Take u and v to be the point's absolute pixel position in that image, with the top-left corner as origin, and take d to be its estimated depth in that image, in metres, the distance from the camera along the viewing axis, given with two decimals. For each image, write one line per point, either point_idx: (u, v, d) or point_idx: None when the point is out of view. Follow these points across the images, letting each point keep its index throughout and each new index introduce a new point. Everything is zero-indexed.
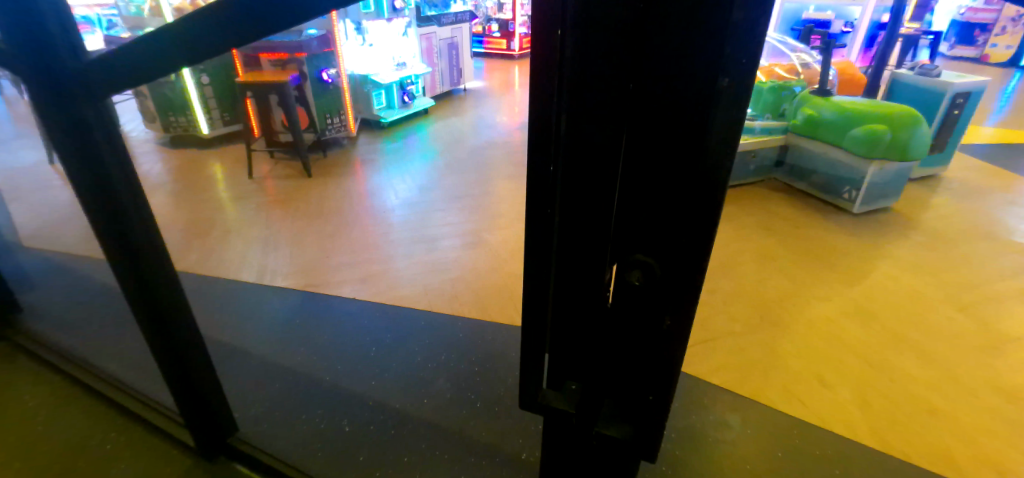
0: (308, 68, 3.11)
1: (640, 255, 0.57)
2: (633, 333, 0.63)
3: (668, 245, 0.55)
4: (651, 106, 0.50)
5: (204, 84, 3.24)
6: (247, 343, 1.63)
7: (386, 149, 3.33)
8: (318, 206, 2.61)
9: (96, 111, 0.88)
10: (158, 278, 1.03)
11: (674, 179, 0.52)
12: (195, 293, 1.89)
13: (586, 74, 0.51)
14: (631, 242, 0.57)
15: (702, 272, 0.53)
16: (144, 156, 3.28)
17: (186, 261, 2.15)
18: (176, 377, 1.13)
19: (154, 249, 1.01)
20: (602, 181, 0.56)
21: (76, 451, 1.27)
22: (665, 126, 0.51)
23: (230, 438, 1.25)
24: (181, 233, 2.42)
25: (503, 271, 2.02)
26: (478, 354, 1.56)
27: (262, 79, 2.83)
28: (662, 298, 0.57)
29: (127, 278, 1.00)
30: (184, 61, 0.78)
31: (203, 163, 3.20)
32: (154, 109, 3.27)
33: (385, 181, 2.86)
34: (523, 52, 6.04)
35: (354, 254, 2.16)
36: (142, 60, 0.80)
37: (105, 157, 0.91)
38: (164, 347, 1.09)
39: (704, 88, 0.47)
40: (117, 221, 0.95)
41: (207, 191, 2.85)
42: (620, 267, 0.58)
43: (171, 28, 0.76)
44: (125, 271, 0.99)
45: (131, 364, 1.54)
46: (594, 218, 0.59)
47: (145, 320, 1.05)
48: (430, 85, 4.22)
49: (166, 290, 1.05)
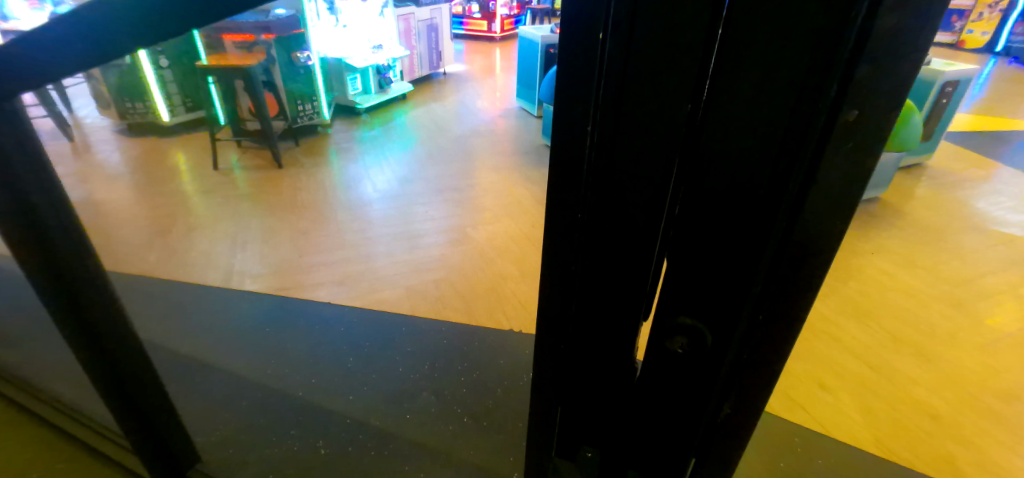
0: (276, 51, 2.90)
1: (682, 317, 0.53)
2: (677, 402, 0.58)
3: (713, 306, 0.51)
4: (713, 145, 0.45)
5: (163, 69, 3.01)
6: (210, 355, 1.50)
7: (362, 137, 3.17)
8: (290, 199, 2.46)
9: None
10: (91, 297, 0.89)
11: (731, 243, 0.48)
12: (137, 314, 1.68)
13: (623, 114, 0.47)
14: (675, 304, 0.53)
15: (761, 339, 0.48)
16: (99, 145, 3.06)
17: (146, 263, 1.99)
18: (122, 408, 1.00)
19: (85, 266, 0.88)
20: (641, 234, 0.53)
21: None
22: (730, 191, 0.46)
23: (192, 470, 1.14)
24: (140, 230, 2.25)
25: (490, 270, 1.92)
26: (465, 362, 1.47)
27: (227, 63, 2.63)
28: (704, 369, 0.54)
29: (52, 298, 0.86)
30: (102, 53, 0.65)
31: (164, 152, 2.99)
32: (108, 94, 3.04)
33: (362, 172, 2.72)
34: (504, 34, 5.84)
35: (330, 252, 2.03)
36: (53, 49, 0.66)
37: (14, 163, 0.77)
38: (106, 374, 0.96)
39: (792, 116, 0.41)
40: (38, 239, 0.82)
41: (168, 183, 2.66)
42: (662, 332, 0.54)
43: (82, 10, 0.62)
44: (49, 290, 0.86)
45: (79, 382, 1.40)
46: (628, 271, 0.56)
47: (77, 345, 0.92)
48: (409, 69, 4.03)
49: (100, 313, 0.91)
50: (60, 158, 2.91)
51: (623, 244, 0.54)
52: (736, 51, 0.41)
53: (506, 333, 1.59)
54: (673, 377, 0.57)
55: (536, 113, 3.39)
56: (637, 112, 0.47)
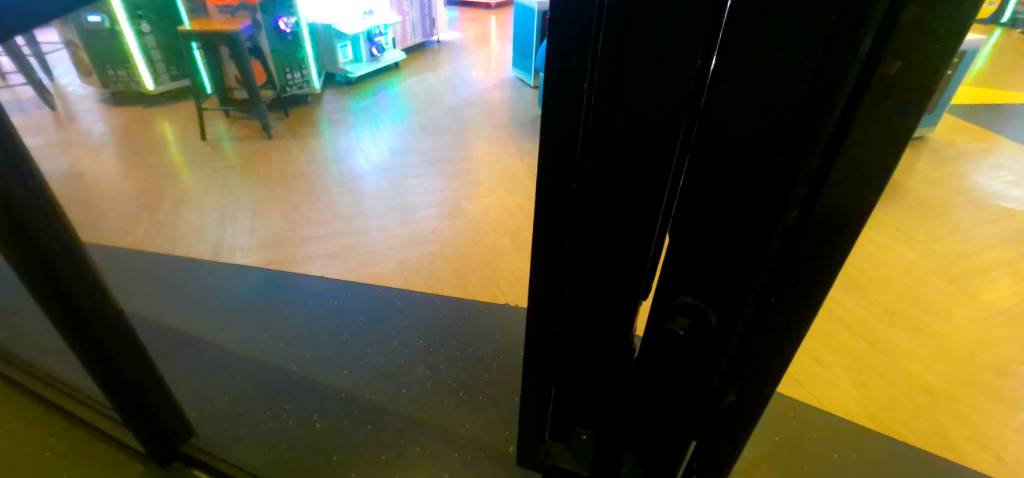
0: (262, 15, 2.80)
1: (684, 296, 0.52)
2: (681, 381, 0.58)
3: (716, 286, 0.51)
4: (724, 115, 0.43)
5: (144, 34, 2.88)
6: (200, 329, 1.49)
7: (354, 107, 3.09)
8: (280, 172, 2.40)
9: None
10: (68, 271, 0.86)
11: (738, 219, 0.47)
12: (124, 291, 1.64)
13: (622, 81, 0.44)
14: (676, 282, 0.52)
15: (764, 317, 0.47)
16: (82, 115, 2.97)
17: (134, 236, 1.96)
18: (110, 383, 0.98)
19: (58, 239, 0.84)
20: (642, 210, 0.51)
21: (7, 461, 1.13)
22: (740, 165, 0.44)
23: (184, 446, 1.13)
24: (127, 203, 2.20)
25: (485, 245, 1.89)
26: (460, 337, 1.46)
27: (211, 28, 2.52)
28: (705, 348, 0.53)
29: (27, 271, 0.83)
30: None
31: (150, 122, 2.91)
32: (89, 61, 2.93)
33: (354, 144, 2.65)
34: (500, 1, 5.65)
35: (322, 225, 2.00)
36: None
37: None
38: (89, 349, 0.94)
39: (809, 75, 0.38)
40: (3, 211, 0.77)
41: (155, 155, 2.59)
42: (663, 313, 0.53)
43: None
44: (20, 262, 0.82)
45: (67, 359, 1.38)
46: (627, 249, 0.54)
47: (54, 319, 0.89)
48: (401, 36, 3.90)
49: (76, 287, 0.87)
50: (43, 128, 2.83)
51: (628, 217, 0.52)
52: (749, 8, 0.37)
53: (501, 307, 1.58)
54: (677, 354, 0.57)
55: (532, 83, 3.31)
56: (640, 75, 0.44)
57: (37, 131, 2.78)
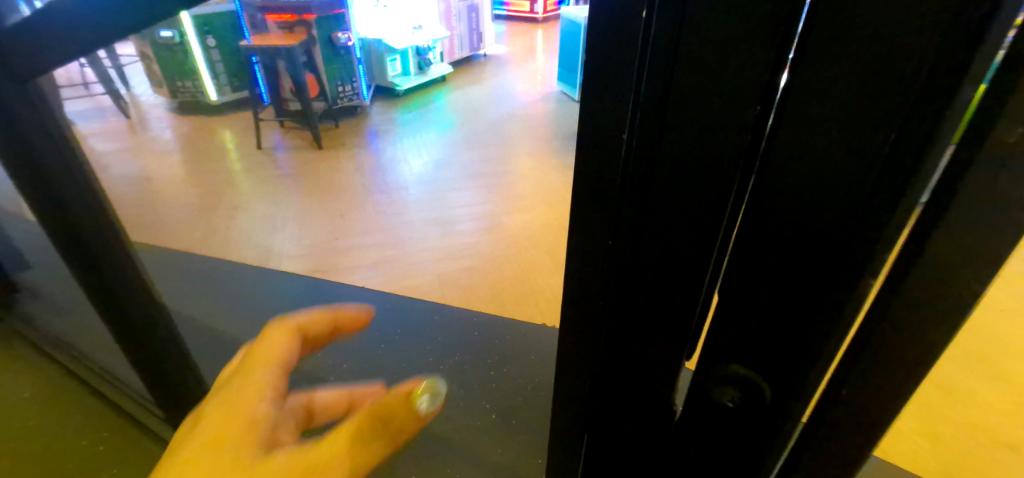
0: (317, 31, 2.91)
1: (734, 367, 0.41)
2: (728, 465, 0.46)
3: (778, 360, 0.38)
4: (794, 141, 0.31)
5: (210, 48, 3.08)
6: (240, 334, 1.52)
7: (401, 119, 3.17)
8: (327, 181, 2.48)
9: (19, 89, 0.76)
10: (116, 273, 0.91)
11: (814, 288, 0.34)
12: (167, 287, 1.70)
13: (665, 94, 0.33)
14: (725, 348, 0.40)
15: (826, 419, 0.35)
16: (153, 123, 3.19)
17: (191, 239, 2.06)
18: (150, 377, 1.04)
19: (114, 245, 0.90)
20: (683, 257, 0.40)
21: (66, 453, 1.19)
22: (825, 216, 0.31)
23: None
24: (187, 207, 2.32)
25: (522, 262, 1.88)
26: (493, 358, 1.43)
27: (272, 43, 2.65)
28: (756, 436, 0.42)
29: (79, 269, 0.90)
30: (111, 30, 0.63)
31: (212, 131, 3.07)
32: (160, 72, 3.13)
33: (399, 155, 2.71)
34: (548, 15, 5.68)
35: (365, 236, 2.04)
36: (61, 33, 0.66)
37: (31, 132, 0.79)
38: (132, 347, 0.99)
39: (914, 139, 0.26)
40: (61, 213, 0.85)
41: (215, 162, 2.73)
42: (705, 379, 0.42)
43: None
44: (77, 259, 0.89)
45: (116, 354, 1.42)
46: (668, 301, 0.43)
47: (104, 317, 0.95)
48: (449, 50, 3.98)
49: (125, 289, 0.93)
50: (119, 135, 3.05)
51: (667, 265, 0.41)
52: (826, 25, 0.26)
53: (537, 327, 1.55)
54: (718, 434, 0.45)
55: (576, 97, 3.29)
56: (674, 110, 0.34)
57: (114, 137, 3.01)
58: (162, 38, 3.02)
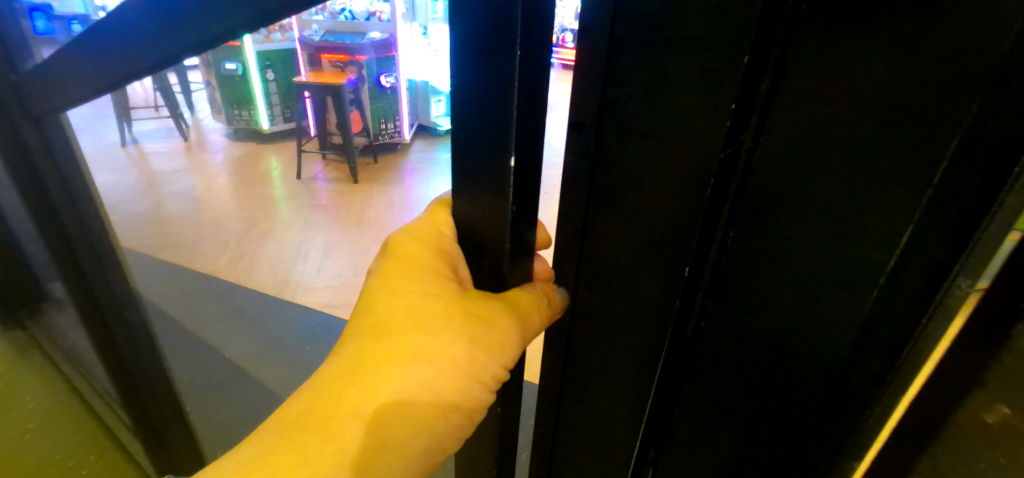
0: (367, 71, 3.06)
1: None
2: None
3: None
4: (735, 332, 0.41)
5: (269, 81, 3.28)
6: (249, 363, 1.56)
7: (437, 158, 3.26)
8: (358, 214, 2.54)
9: (36, 130, 0.81)
10: (111, 299, 0.94)
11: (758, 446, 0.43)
12: (165, 330, 1.70)
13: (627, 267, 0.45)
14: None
15: None
16: (210, 145, 3.39)
17: (218, 263, 2.12)
18: (129, 403, 1.04)
19: (107, 276, 0.93)
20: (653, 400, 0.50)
21: (51, 471, 1.22)
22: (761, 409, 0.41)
23: None
24: (224, 229, 2.40)
25: None
26: None
27: (323, 79, 2.79)
28: None
29: (79, 297, 0.93)
30: (108, 80, 0.66)
31: (259, 157, 3.23)
32: (221, 100, 3.35)
33: (429, 193, 2.77)
34: None
35: None
36: (70, 79, 0.70)
37: (42, 164, 0.83)
38: (120, 377, 1.01)
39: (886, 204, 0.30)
40: (65, 243, 0.89)
41: (258, 187, 2.84)
42: None
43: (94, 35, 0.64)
44: (70, 284, 0.92)
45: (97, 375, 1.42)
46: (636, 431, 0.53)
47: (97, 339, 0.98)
48: None
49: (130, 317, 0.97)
50: (177, 154, 3.24)
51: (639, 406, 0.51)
52: (776, 163, 0.33)
53: None
54: None
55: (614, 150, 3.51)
56: (659, 167, 0.39)
57: (171, 156, 3.20)
58: (226, 70, 3.22)
